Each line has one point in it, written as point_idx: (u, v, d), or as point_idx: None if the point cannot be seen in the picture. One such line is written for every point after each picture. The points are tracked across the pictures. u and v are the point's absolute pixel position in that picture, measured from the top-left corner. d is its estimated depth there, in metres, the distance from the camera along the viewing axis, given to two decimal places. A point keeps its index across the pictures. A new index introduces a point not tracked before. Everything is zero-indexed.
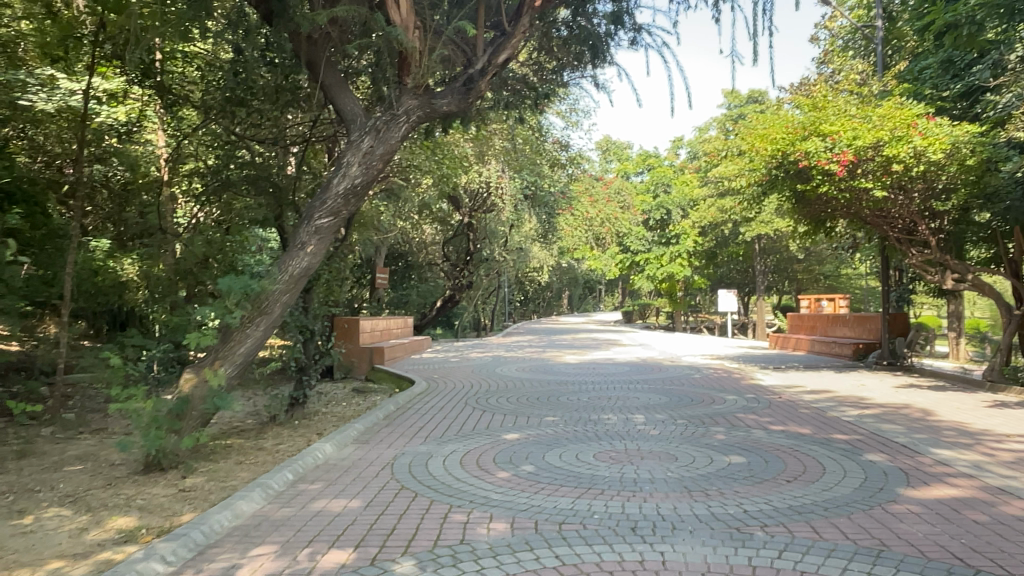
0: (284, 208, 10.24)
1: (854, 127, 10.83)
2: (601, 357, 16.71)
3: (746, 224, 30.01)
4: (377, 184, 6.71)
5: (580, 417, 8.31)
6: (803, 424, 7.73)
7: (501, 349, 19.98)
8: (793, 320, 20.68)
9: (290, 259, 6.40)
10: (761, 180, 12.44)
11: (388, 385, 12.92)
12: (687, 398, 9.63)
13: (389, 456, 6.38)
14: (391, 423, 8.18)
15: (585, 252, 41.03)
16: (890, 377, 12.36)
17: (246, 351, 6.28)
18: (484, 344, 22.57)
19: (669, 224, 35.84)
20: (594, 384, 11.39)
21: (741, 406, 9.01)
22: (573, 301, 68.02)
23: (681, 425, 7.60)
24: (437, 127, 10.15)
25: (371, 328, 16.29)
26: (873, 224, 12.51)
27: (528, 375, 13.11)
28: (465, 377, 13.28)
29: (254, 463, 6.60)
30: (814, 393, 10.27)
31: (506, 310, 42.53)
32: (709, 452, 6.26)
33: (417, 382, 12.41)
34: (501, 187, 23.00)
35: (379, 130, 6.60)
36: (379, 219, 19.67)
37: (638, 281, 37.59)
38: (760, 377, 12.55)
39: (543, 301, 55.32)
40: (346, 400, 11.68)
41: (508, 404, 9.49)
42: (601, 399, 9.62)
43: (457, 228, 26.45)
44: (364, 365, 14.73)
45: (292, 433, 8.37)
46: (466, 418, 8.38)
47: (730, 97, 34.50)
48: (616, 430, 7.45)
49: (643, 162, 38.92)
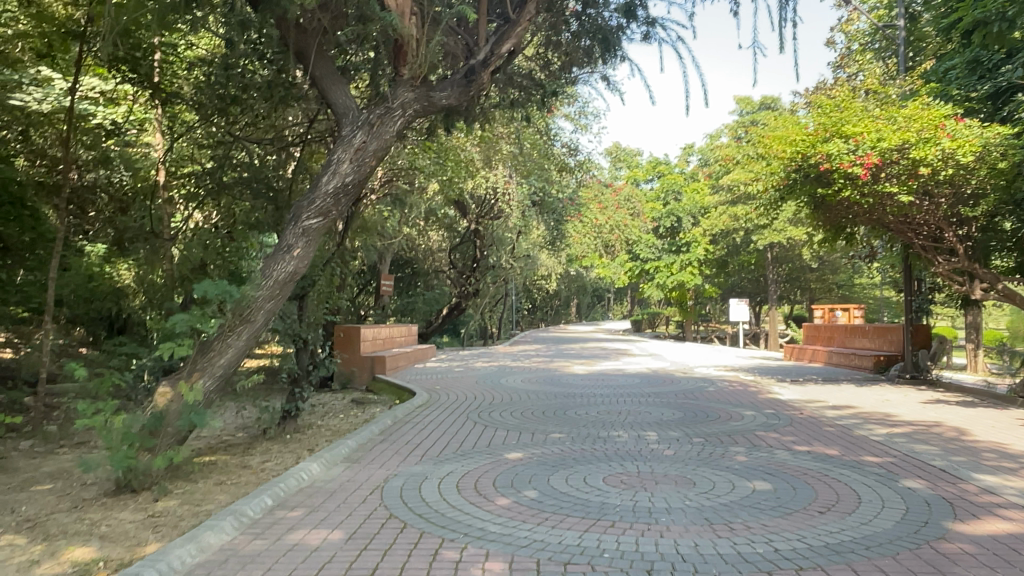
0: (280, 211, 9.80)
1: (879, 129, 10.32)
2: (610, 367, 16.17)
3: (758, 232, 29.40)
4: (370, 183, 6.24)
5: (589, 434, 7.77)
6: (829, 444, 7.18)
7: (508, 359, 19.44)
8: (809, 331, 20.08)
9: (275, 263, 5.91)
10: (777, 185, 11.92)
11: (388, 397, 12.42)
12: (703, 414, 9.08)
13: (380, 478, 5.87)
14: (386, 439, 7.67)
15: (594, 259, 40.48)
16: (914, 391, 11.78)
17: (226, 363, 5.80)
18: (490, 353, 22.07)
19: (679, 232, 35.29)
20: (603, 398, 10.84)
21: (761, 423, 8.45)
22: (582, 309, 67.44)
23: (697, 445, 7.07)
24: (439, 126, 9.69)
25: (373, 336, 15.83)
26: (897, 232, 11.93)
27: (535, 387, 12.58)
28: (468, 389, 12.76)
29: (235, 484, 6.11)
30: (837, 409, 9.69)
31: (514, 318, 42.05)
32: (730, 476, 5.71)
33: (418, 393, 11.90)
34: (508, 193, 22.54)
35: (373, 124, 6.13)
36: (383, 225, 19.26)
37: (648, 289, 37.02)
38: (778, 390, 11.98)
39: (551, 309, 54.82)
40: (344, 412, 11.18)
41: (512, 418, 8.97)
42: (611, 414, 9.08)
43: (464, 235, 25.99)
44: (365, 375, 14.26)
45: (281, 450, 7.86)
46: (466, 434, 7.86)
47: (742, 103, 33.99)
48: (628, 449, 6.92)
49: (653, 169, 38.45)
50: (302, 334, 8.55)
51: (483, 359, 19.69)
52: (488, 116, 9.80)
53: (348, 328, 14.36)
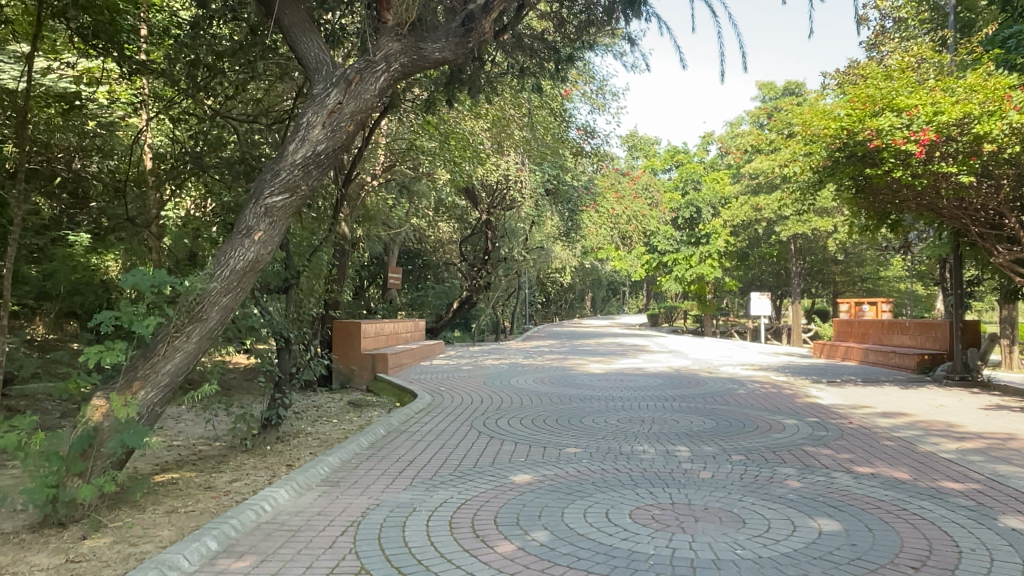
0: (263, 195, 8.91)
1: (936, 101, 9.15)
2: (629, 366, 15.07)
3: (782, 223, 28.12)
4: (347, 153, 5.21)
5: (609, 449, 6.71)
6: (895, 464, 6.07)
7: (520, 355, 18.37)
8: (840, 327, 18.85)
9: (232, 248, 4.90)
10: (816, 166, 10.83)
11: (388, 399, 11.43)
12: (739, 424, 7.99)
13: (358, 511, 4.84)
14: (375, 454, 6.66)
15: (610, 251, 39.26)
16: (969, 395, 10.61)
17: (174, 370, 4.80)
18: (502, 349, 21.03)
19: (698, 223, 34.02)
20: (624, 403, 9.77)
21: (807, 436, 7.36)
22: (597, 303, 66.11)
23: (739, 465, 6.00)
24: (440, 97, 8.62)
25: (376, 332, 14.84)
26: (951, 218, 10.72)
27: (548, 388, 11.53)
28: (476, 390, 11.74)
29: (188, 516, 5.11)
30: (889, 417, 8.56)
31: (527, 312, 40.99)
32: (787, 512, 4.63)
33: (420, 396, 10.89)
34: (520, 180, 21.46)
35: (351, 81, 5.09)
36: (389, 214, 18.25)
37: (666, 282, 35.79)
38: (816, 393, 10.86)
39: (565, 302, 53.69)
40: (338, 417, 10.19)
41: (522, 428, 7.92)
42: (633, 424, 8.01)
43: (475, 226, 24.97)
44: (366, 374, 13.31)
45: (257, 465, 6.87)
46: (468, 448, 6.83)
47: (764, 88, 32.65)
48: (657, 470, 5.86)
49: (671, 158, 37.21)
50: (282, 331, 7.57)
51: (493, 355, 18.65)
52: (494, 86, 8.73)
53: (346, 325, 13.38)
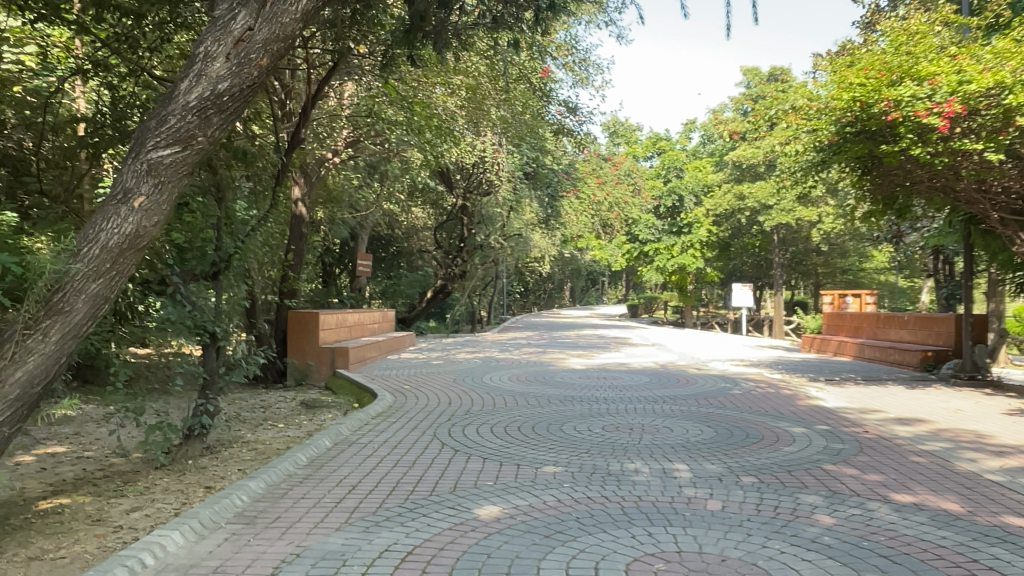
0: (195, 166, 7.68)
1: (961, 68, 8.15)
2: (610, 361, 13.98)
3: (766, 214, 27.59)
4: (260, 95, 4.11)
5: (595, 468, 5.63)
6: (937, 490, 5.06)
7: (495, 348, 17.23)
8: (830, 320, 17.95)
9: (104, 218, 3.72)
10: (822, 143, 9.81)
11: (345, 398, 10.26)
12: (741, 434, 6.95)
13: (273, 564, 3.70)
14: (313, 473, 5.51)
15: (589, 240, 38.21)
16: (984, 396, 9.71)
17: (30, 382, 3.55)
18: (477, 341, 19.90)
19: (680, 212, 33.03)
20: (609, 406, 8.73)
21: (824, 450, 6.33)
22: (575, 293, 65.12)
23: (753, 492, 4.94)
24: (400, 52, 7.41)
25: (338, 324, 13.65)
26: (967, 202, 9.77)
27: (523, 387, 10.44)
28: (444, 388, 10.61)
29: (51, 568, 3.93)
30: (906, 425, 7.59)
31: (504, 302, 39.90)
32: (830, 568, 3.56)
33: (381, 396, 9.75)
34: (497, 162, 20.31)
35: (264, 1, 4.00)
36: (355, 197, 17.01)
37: (646, 272, 34.75)
38: (818, 394, 9.90)
39: (542, 293, 52.61)
40: (286, 420, 9.00)
41: (494, 439, 6.81)
42: (621, 434, 6.94)
43: (450, 212, 23.83)
44: (324, 370, 12.14)
45: (169, 488, 5.68)
46: (426, 466, 5.71)
47: (749, 73, 31.70)
48: (653, 499, 4.79)
49: (653, 145, 36.30)
50: (207, 325, 6.37)
51: (466, 348, 17.53)
52: (462, 41, 7.59)
53: (303, 315, 12.18)
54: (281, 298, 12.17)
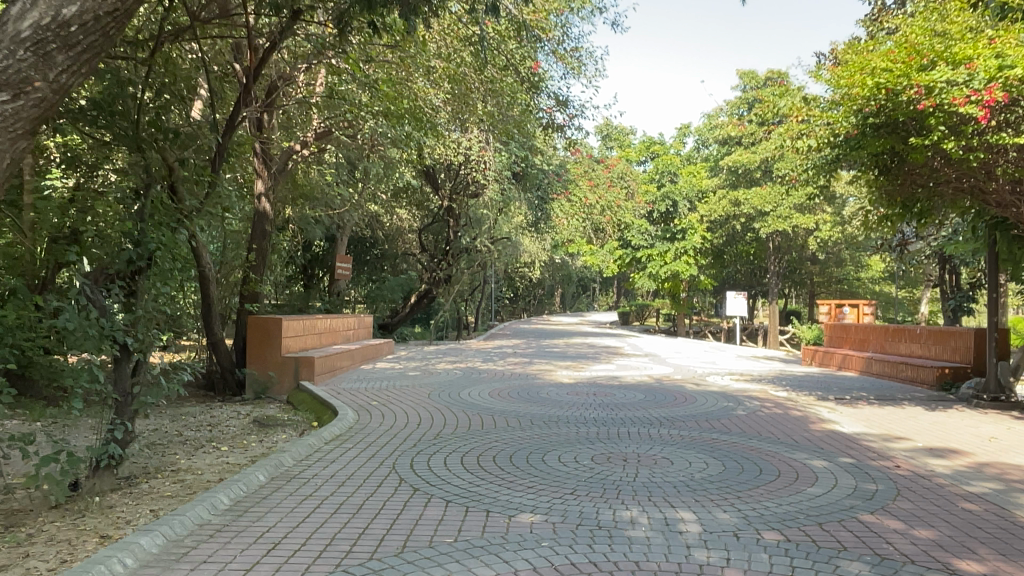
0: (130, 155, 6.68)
1: (1002, 50, 7.18)
2: (601, 374, 12.95)
3: (762, 220, 27.02)
4: (113, 30, 3.69)
5: (580, 517, 4.59)
6: (1009, 553, 4.05)
7: (477, 358, 16.20)
8: (832, 332, 16.99)
9: None
10: (840, 137, 8.84)
11: (304, 416, 9.18)
12: (754, 469, 5.93)
13: None
14: (230, 525, 4.44)
15: (580, 246, 37.16)
16: (1014, 421, 8.76)
17: None
18: (460, 350, 18.83)
19: (673, 218, 31.85)
20: (600, 430, 7.70)
21: (856, 493, 5.30)
22: (565, 299, 63.96)
23: (783, 558, 3.90)
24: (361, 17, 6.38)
25: (307, 331, 12.59)
26: (998, 206, 8.83)
27: (504, 404, 9.40)
28: (416, 405, 9.55)
29: None
30: (940, 458, 6.60)
31: (491, 308, 38.75)
32: None
33: (344, 414, 8.68)
34: (482, 161, 19.31)
35: None
36: (332, 194, 15.96)
37: (638, 280, 33.54)
38: (831, 417, 8.92)
39: (532, 299, 51.45)
40: (231, 443, 7.93)
41: (463, 474, 5.76)
42: (612, 467, 5.92)
43: (436, 214, 22.79)
44: (287, 382, 11.08)
45: (55, 537, 4.55)
46: (374, 514, 4.65)
47: (745, 76, 30.79)
48: (655, 566, 3.76)
49: (646, 149, 35.42)
50: (117, 335, 5.31)
51: (447, 357, 16.45)
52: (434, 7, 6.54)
53: (265, 321, 11.08)
54: (243, 303, 11.45)
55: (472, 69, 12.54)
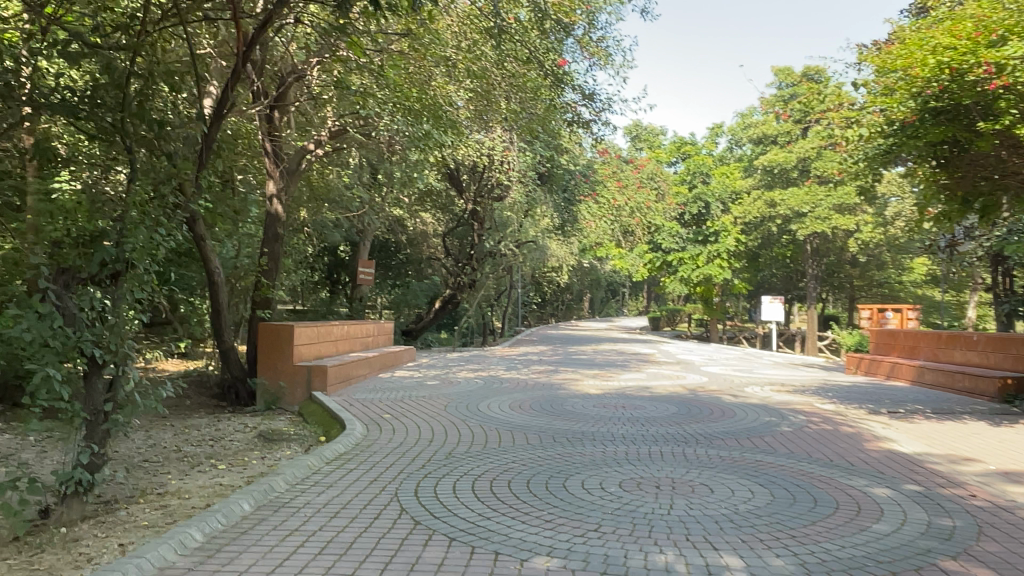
0: (118, 151, 6.21)
1: None
2: (632, 384, 12.20)
3: (798, 221, 26.14)
4: None
5: (606, 562, 3.90)
6: None
7: (501, 366, 15.55)
8: (878, 338, 15.99)
9: None
10: (896, 125, 8.02)
11: (313, 430, 8.62)
12: (808, 500, 5.17)
13: None
14: (198, 568, 3.84)
15: (609, 249, 36.30)
16: None
17: None
18: (485, 357, 18.21)
19: (706, 220, 30.91)
20: (630, 449, 6.99)
21: (931, 532, 4.54)
22: (595, 305, 62.91)
23: None
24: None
25: (322, 338, 12.01)
26: None
27: (526, 418, 8.73)
28: (432, 417, 8.93)
29: None
30: (1021, 485, 5.78)
31: (519, 314, 38.04)
32: None
33: (353, 428, 8.08)
34: (507, 161, 18.72)
35: None
36: (351, 196, 15.48)
37: (669, 284, 32.62)
38: (887, 433, 8.08)
39: (561, 304, 50.60)
40: (230, 460, 7.40)
41: (473, 503, 5.12)
42: (643, 497, 5.21)
43: (461, 217, 22.24)
44: (298, 393, 10.49)
45: None
46: (366, 557, 4.01)
47: (781, 72, 29.78)
48: None
49: (677, 150, 34.53)
50: (83, 347, 4.77)
51: (470, 365, 15.83)
52: None
53: (275, 328, 10.53)
54: (254, 310, 10.82)
55: (494, 63, 11.98)
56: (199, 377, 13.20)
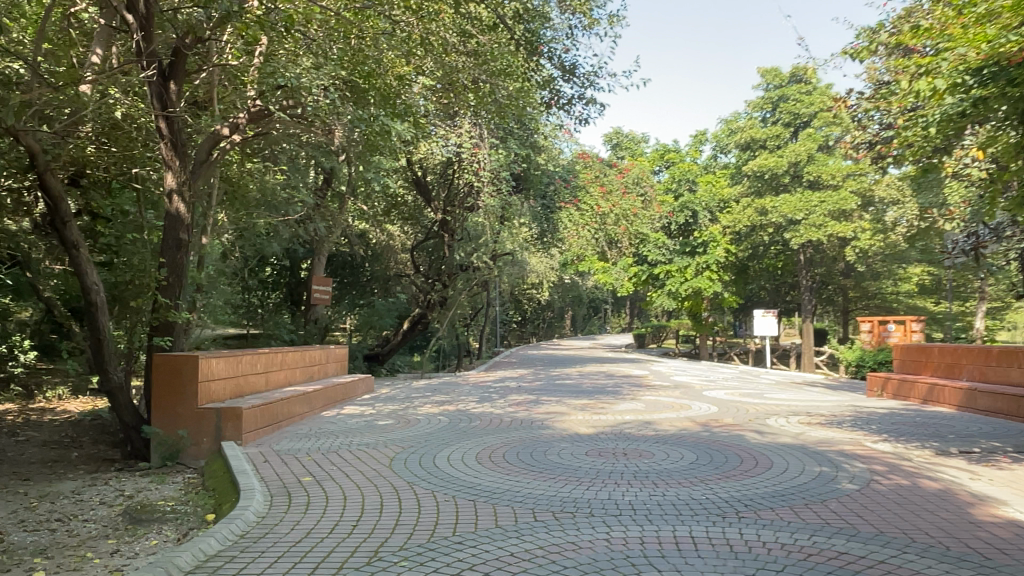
0: None
1: None
2: (632, 417, 9.95)
3: (793, 229, 24.28)
4: None
5: None
6: None
7: (473, 396, 13.24)
8: (904, 354, 13.99)
9: None
10: (990, 70, 6.40)
11: (202, 502, 6.28)
12: None
13: None
14: None
15: (592, 263, 34.06)
16: None
17: None
18: (457, 385, 15.89)
19: (693, 230, 28.87)
20: (646, 536, 4.71)
21: None
22: (578, 322, 60.38)
23: None
24: None
25: (244, 371, 9.60)
26: None
27: (497, 477, 6.44)
28: (372, 477, 6.62)
29: None
30: None
31: (496, 333, 35.65)
32: None
33: (253, 499, 5.76)
34: (476, 160, 16.59)
35: None
36: (294, 201, 13.19)
37: (656, 298, 30.47)
38: (988, 493, 5.92)
39: (543, 321, 48.16)
40: (59, 561, 5.04)
41: None
42: None
43: (429, 229, 20.04)
44: (204, 447, 8.12)
45: None
46: None
47: (767, 73, 27.66)
48: None
49: (660, 158, 32.62)
50: None
51: (437, 396, 13.48)
52: None
53: (173, 360, 8.14)
54: (152, 337, 8.45)
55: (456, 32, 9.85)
56: (100, 421, 10.75)
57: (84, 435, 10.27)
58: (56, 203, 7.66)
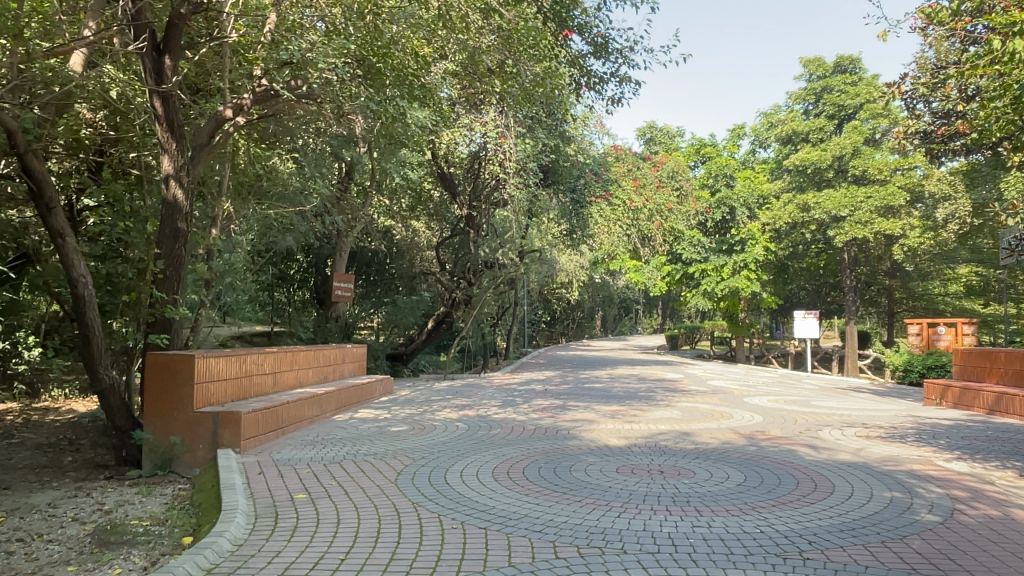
0: None
1: None
2: (669, 427, 9.06)
3: (836, 226, 23.04)
4: None
5: None
6: None
7: (496, 400, 12.43)
8: (966, 360, 12.82)
9: None
10: None
11: (182, 521, 5.58)
12: None
13: None
14: None
15: (624, 262, 33.01)
16: None
17: None
18: (480, 387, 15.08)
19: (730, 227, 27.68)
20: None
21: None
22: (609, 322, 59.16)
23: None
24: None
25: (248, 371, 8.90)
26: None
27: (514, 499, 5.61)
28: (375, 495, 5.85)
29: None
30: None
31: (525, 333, 34.77)
32: None
33: (233, 520, 5.01)
34: (502, 151, 15.79)
35: None
36: (310, 192, 12.57)
37: (690, 298, 29.33)
38: None
39: (573, 321, 47.11)
40: None
41: None
42: None
43: (455, 225, 19.32)
44: (199, 455, 7.44)
45: None
46: None
47: (810, 63, 26.42)
48: None
49: (696, 153, 31.51)
50: None
51: (458, 400, 12.71)
52: None
53: (167, 359, 7.46)
54: (147, 335, 7.82)
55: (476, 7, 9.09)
56: (101, 423, 10.18)
57: (83, 438, 9.70)
58: (40, 187, 7.04)
